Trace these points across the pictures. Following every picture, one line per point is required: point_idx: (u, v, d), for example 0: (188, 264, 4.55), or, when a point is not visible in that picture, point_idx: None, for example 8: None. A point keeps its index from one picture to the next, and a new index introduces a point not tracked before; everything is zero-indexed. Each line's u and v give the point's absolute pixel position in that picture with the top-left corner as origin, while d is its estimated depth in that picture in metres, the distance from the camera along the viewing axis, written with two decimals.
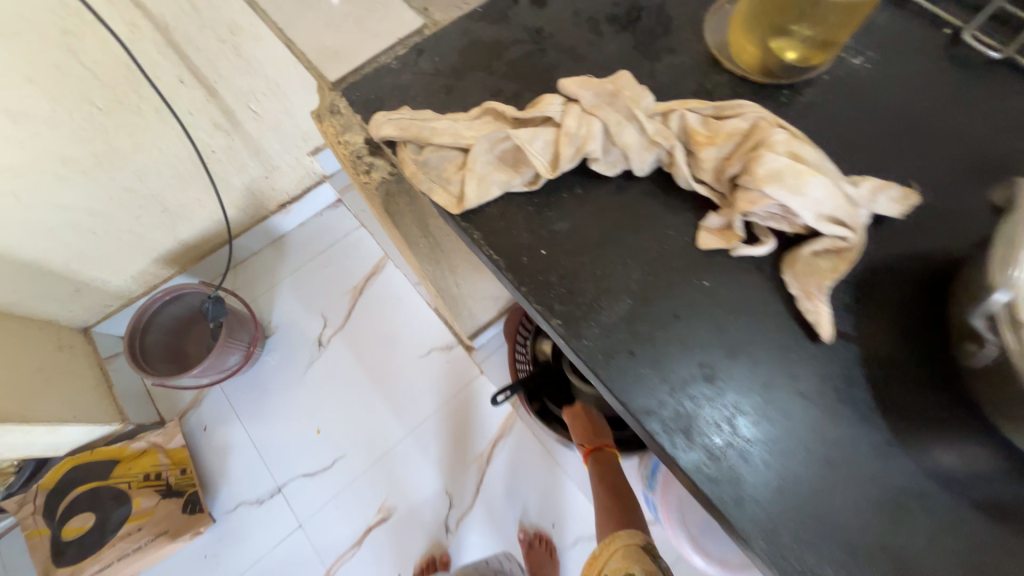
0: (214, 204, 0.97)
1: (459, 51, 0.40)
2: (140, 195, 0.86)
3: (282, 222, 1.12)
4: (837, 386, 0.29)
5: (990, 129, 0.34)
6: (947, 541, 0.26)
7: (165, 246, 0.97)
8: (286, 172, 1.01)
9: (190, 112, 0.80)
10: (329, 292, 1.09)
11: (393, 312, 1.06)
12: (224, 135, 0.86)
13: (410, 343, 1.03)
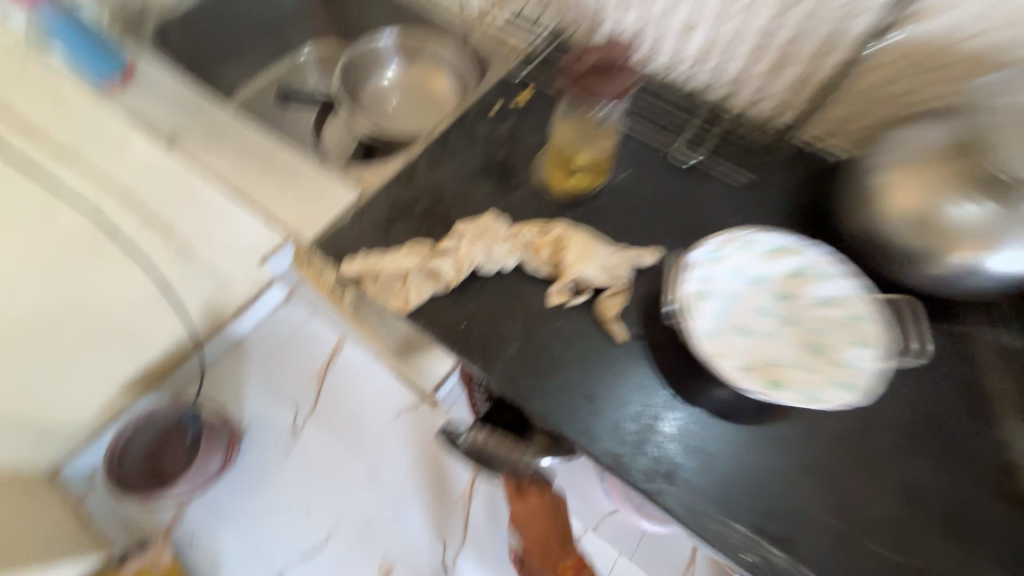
0: (173, 322, 1.03)
1: (388, 205, 0.62)
2: (106, 334, 0.99)
3: (238, 327, 1.10)
4: (637, 366, 0.52)
5: (688, 207, 0.64)
6: (701, 434, 0.49)
7: (125, 373, 1.00)
8: (240, 284, 1.06)
9: (150, 254, 1.01)
10: (291, 380, 1.08)
11: (356, 387, 1.09)
12: (181, 264, 1.02)
13: (379, 411, 1.07)
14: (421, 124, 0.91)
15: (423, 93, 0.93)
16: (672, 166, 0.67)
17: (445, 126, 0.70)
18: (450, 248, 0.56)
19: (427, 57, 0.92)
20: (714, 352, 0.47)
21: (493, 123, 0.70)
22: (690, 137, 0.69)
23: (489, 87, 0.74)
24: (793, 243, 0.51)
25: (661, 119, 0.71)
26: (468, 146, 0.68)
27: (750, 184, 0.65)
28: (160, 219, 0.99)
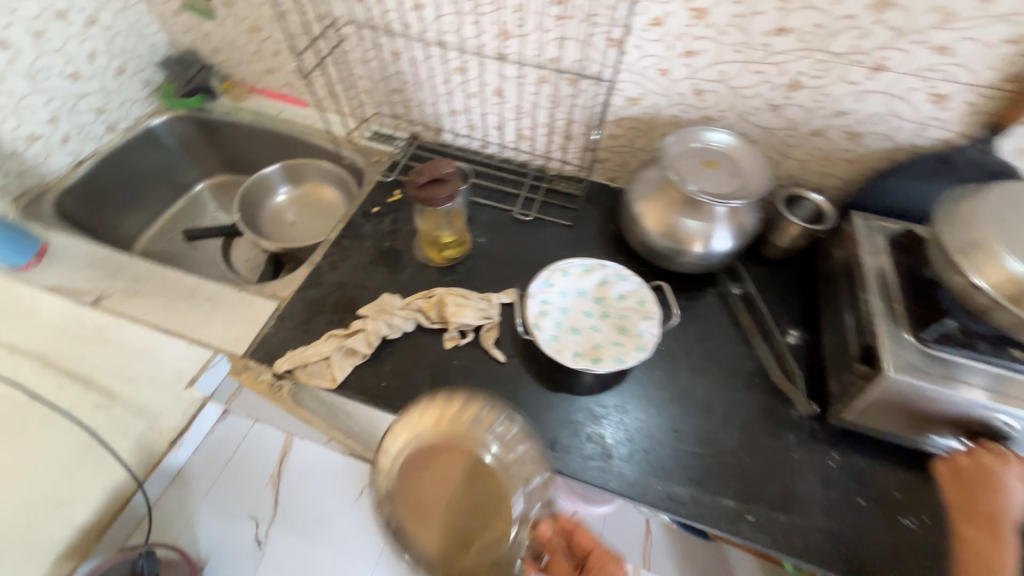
0: (100, 476, 0.96)
1: (303, 306, 0.78)
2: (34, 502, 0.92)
3: (174, 459, 1.05)
4: (519, 375, 0.71)
5: (531, 251, 0.87)
6: (575, 409, 0.69)
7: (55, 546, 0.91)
8: (167, 415, 1.04)
9: (72, 407, 0.98)
10: (240, 496, 1.06)
11: (311, 484, 1.10)
12: (103, 410, 0.99)
13: (341, 497, 1.10)
14: (322, 232, 1.05)
15: (317, 204, 1.06)
16: (518, 220, 0.92)
17: (337, 232, 0.88)
18: (359, 328, 0.72)
19: (312, 174, 1.06)
20: (555, 349, 0.68)
21: (375, 221, 0.90)
22: (527, 195, 0.95)
23: (367, 194, 0.94)
24: (595, 265, 0.76)
25: (505, 187, 0.97)
26: (360, 243, 0.86)
27: (573, 222, 0.91)
28: (84, 369, 0.98)
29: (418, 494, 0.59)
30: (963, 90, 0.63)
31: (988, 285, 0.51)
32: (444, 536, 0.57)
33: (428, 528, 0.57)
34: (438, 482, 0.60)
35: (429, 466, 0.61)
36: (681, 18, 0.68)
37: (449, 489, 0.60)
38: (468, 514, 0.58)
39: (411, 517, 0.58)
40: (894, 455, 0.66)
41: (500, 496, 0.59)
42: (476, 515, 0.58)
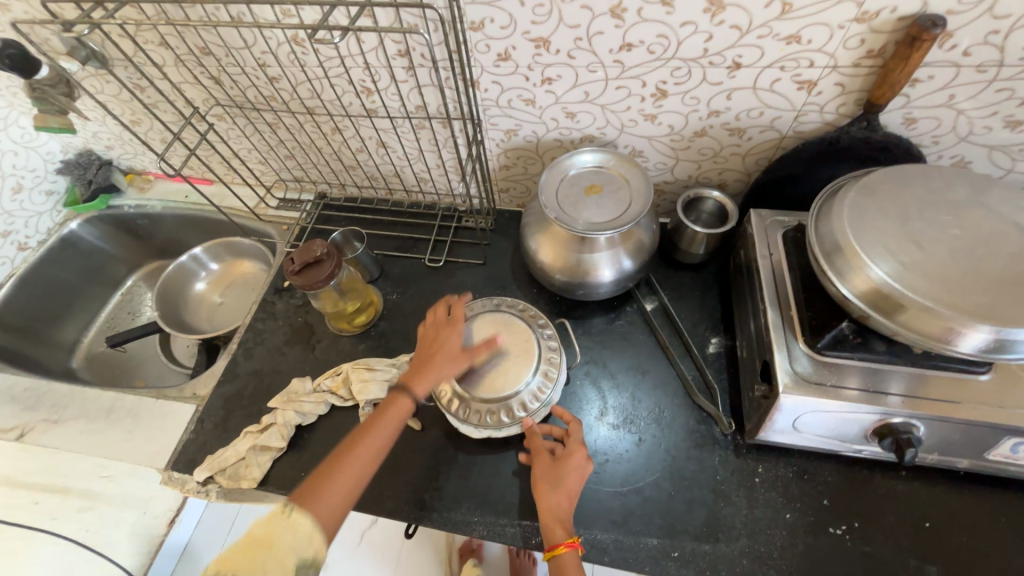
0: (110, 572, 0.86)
1: (222, 403, 0.78)
2: None
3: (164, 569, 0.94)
4: (438, 441, 0.71)
5: (443, 299, 0.86)
6: (494, 466, 0.68)
7: None
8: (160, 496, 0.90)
9: (50, 517, 0.87)
10: None
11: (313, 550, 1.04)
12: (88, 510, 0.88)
13: (341, 550, 1.06)
14: (248, 305, 1.04)
15: (239, 279, 1.06)
16: (430, 267, 0.90)
17: (251, 316, 0.87)
18: (270, 422, 0.72)
19: (225, 252, 1.05)
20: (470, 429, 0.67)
21: (287, 297, 0.89)
22: (437, 238, 0.93)
23: (277, 268, 0.93)
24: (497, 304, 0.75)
25: (415, 232, 0.95)
26: (273, 324, 0.86)
27: (485, 259, 0.89)
28: (50, 476, 0.86)
29: (500, 341, 0.70)
30: (827, 73, 0.59)
31: (856, 293, 0.49)
32: (498, 383, 0.67)
33: (478, 378, 0.67)
34: (506, 344, 0.69)
35: (497, 331, 0.71)
36: (526, 50, 0.64)
37: (516, 346, 0.69)
38: (493, 375, 0.67)
39: (507, 358, 0.68)
40: (820, 460, 0.64)
41: (499, 381, 0.67)
42: (506, 381, 0.67)
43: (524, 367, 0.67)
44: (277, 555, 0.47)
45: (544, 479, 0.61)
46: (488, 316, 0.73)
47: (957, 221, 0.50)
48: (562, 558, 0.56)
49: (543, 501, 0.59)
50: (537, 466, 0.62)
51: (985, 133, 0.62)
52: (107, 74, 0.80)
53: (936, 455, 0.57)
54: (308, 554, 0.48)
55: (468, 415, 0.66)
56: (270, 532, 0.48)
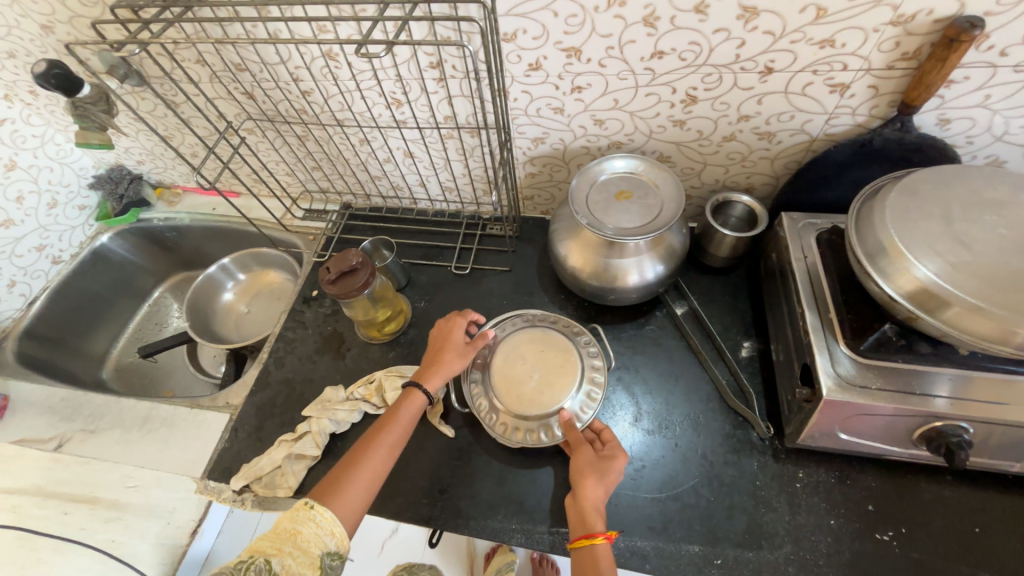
0: None
1: (255, 412, 0.79)
2: None
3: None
4: (473, 449, 0.71)
5: (471, 307, 0.86)
6: (530, 473, 0.68)
7: None
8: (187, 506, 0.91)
9: (80, 529, 0.88)
10: None
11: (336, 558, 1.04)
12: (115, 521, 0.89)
13: (363, 559, 1.05)
14: (276, 315, 1.05)
15: (265, 290, 1.08)
16: (456, 275, 0.90)
17: (281, 325, 0.88)
18: (305, 430, 0.73)
19: (252, 263, 1.06)
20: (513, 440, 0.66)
21: (316, 306, 0.90)
22: (462, 246, 0.94)
23: (304, 278, 0.94)
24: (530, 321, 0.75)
25: (440, 241, 0.95)
26: (303, 333, 0.87)
27: (511, 266, 0.90)
28: (83, 486, 0.87)
29: (540, 359, 0.70)
30: (860, 76, 0.59)
31: (901, 293, 0.49)
32: (544, 400, 0.67)
33: (523, 398, 0.67)
34: (547, 361, 0.70)
35: (535, 348, 0.71)
36: (557, 59, 0.65)
37: (558, 363, 0.70)
38: (538, 393, 0.68)
39: (551, 376, 0.69)
40: (862, 465, 0.63)
41: (544, 397, 0.67)
42: (552, 398, 0.67)
43: (568, 382, 0.68)
44: (302, 544, 0.51)
45: (587, 468, 0.60)
46: (524, 334, 0.73)
47: (1001, 220, 0.50)
48: (598, 550, 0.54)
49: (587, 488, 0.58)
50: (578, 456, 0.62)
51: (1021, 133, 0.61)
52: (143, 90, 0.82)
53: (985, 459, 0.56)
54: (328, 544, 0.53)
55: (517, 433, 0.66)
56: (295, 524, 0.53)
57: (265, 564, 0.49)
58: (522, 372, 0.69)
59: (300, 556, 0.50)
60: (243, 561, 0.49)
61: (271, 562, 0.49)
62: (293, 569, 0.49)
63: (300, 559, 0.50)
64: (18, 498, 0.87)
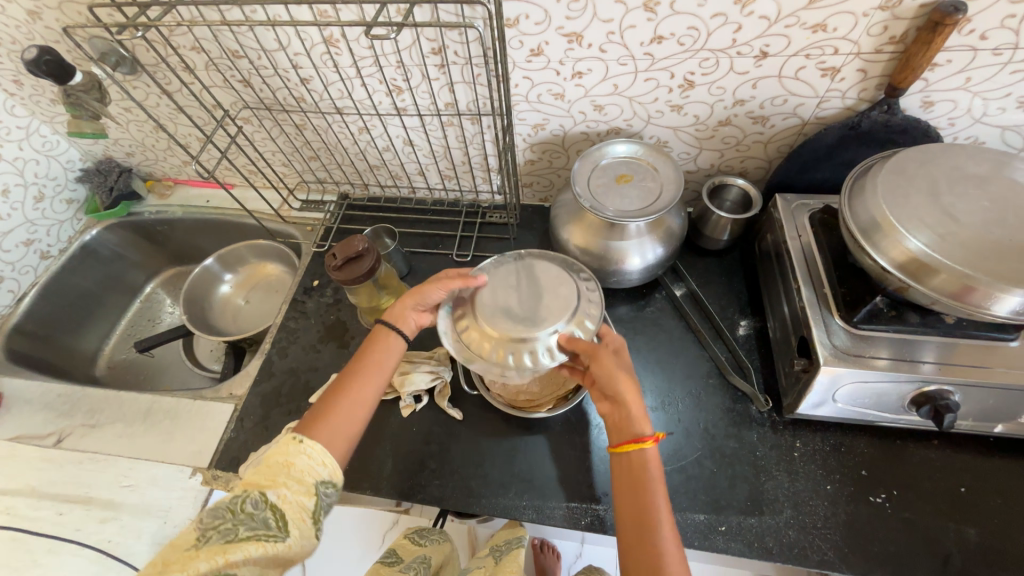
0: None
1: (260, 401, 0.79)
2: None
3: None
4: (481, 430, 0.72)
5: None
6: (538, 452, 0.70)
7: None
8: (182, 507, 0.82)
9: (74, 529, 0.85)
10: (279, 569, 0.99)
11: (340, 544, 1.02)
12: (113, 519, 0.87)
13: (366, 548, 1.02)
14: (274, 307, 1.05)
15: (262, 282, 1.07)
16: (458, 262, 0.91)
17: (282, 315, 0.88)
18: None
19: (249, 255, 1.05)
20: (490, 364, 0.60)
21: (317, 295, 0.90)
22: (463, 234, 0.95)
23: (305, 268, 0.94)
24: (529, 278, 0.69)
25: (440, 229, 0.96)
26: (305, 322, 0.87)
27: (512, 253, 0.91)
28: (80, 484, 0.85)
29: (528, 284, 0.65)
30: (850, 60, 0.62)
31: (892, 263, 0.52)
32: (538, 317, 0.61)
33: (518, 321, 0.61)
34: (535, 284, 0.65)
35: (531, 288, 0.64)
36: (559, 45, 0.66)
37: (549, 286, 0.64)
38: (537, 315, 0.61)
39: (545, 296, 0.63)
40: (854, 433, 0.66)
41: (529, 315, 0.61)
42: (551, 314, 0.61)
43: (565, 295, 0.63)
44: (297, 475, 0.49)
45: (618, 371, 0.57)
46: (512, 266, 0.67)
47: (983, 194, 0.53)
48: (652, 449, 0.53)
49: (620, 389, 0.56)
50: (604, 358, 0.58)
51: (998, 114, 0.65)
52: (137, 77, 0.81)
53: (970, 422, 0.60)
54: (323, 474, 0.51)
55: (500, 355, 0.60)
56: (288, 457, 0.50)
57: (260, 496, 0.46)
58: (506, 296, 0.63)
59: (296, 487, 0.48)
60: (236, 496, 0.46)
61: (267, 494, 0.46)
62: (289, 499, 0.47)
63: (296, 490, 0.48)
64: (9, 498, 0.85)
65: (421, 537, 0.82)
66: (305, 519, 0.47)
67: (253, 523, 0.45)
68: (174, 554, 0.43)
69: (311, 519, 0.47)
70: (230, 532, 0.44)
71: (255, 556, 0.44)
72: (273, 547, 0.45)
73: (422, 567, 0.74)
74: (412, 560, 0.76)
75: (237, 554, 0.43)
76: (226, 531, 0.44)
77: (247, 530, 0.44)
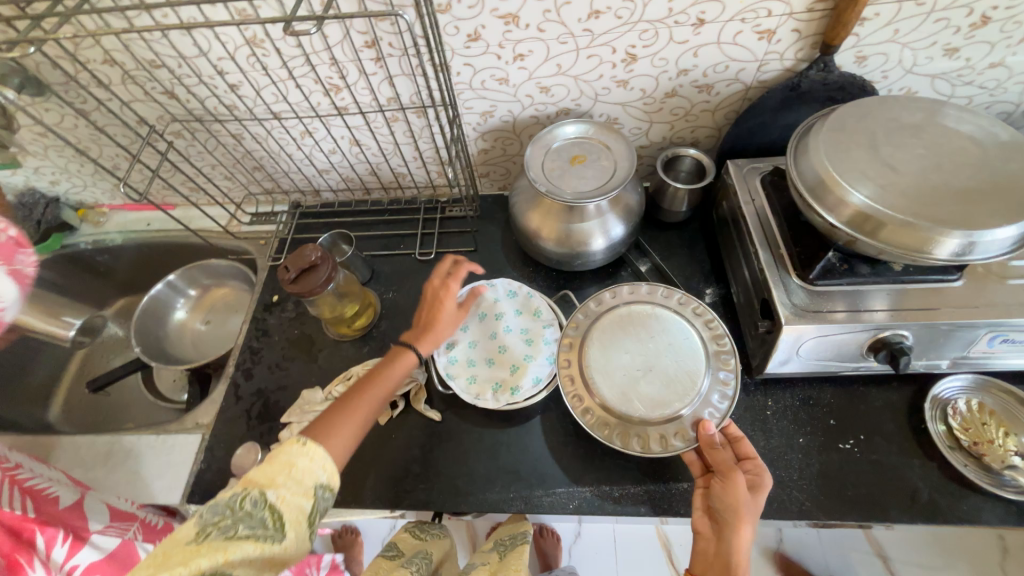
0: None
1: (229, 428, 0.75)
2: None
3: None
4: (463, 429, 0.71)
5: None
6: (522, 443, 0.69)
7: None
8: None
9: None
10: None
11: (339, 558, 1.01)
12: None
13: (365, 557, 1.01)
14: (236, 328, 1.00)
15: (220, 303, 1.02)
16: (421, 262, 0.89)
17: (244, 336, 0.84)
18: (287, 437, 0.71)
19: (201, 276, 1.00)
20: (470, 388, 0.70)
21: (278, 311, 0.86)
22: (424, 231, 0.92)
23: (262, 284, 0.90)
24: (520, 291, 0.77)
25: (400, 229, 0.93)
26: (269, 340, 0.83)
27: (476, 245, 0.89)
28: None
29: (640, 350, 0.64)
30: (785, 21, 0.62)
31: (840, 221, 0.53)
32: (665, 395, 0.61)
33: (631, 397, 0.61)
34: (650, 350, 0.64)
35: (650, 354, 0.64)
36: (496, 28, 0.64)
37: (668, 349, 0.64)
38: (650, 392, 0.61)
39: (661, 367, 0.63)
40: (822, 385, 0.69)
41: (651, 394, 0.61)
42: (668, 396, 0.61)
43: (689, 373, 0.62)
44: (297, 476, 0.46)
45: (747, 510, 0.53)
46: (626, 329, 0.66)
47: (920, 142, 0.55)
48: None
49: (742, 531, 0.52)
50: (734, 491, 0.54)
51: (928, 64, 0.67)
52: (46, 98, 0.75)
53: (925, 362, 0.62)
54: (322, 477, 0.47)
55: (620, 432, 0.60)
56: (290, 456, 0.47)
57: (259, 495, 0.43)
58: (625, 368, 0.63)
59: (294, 488, 0.45)
60: (235, 493, 0.43)
61: (266, 494, 0.43)
62: (288, 500, 0.44)
63: (295, 490, 0.45)
64: None
65: (421, 532, 0.81)
66: (302, 523, 0.44)
67: (251, 521, 0.42)
68: (175, 546, 0.40)
69: (307, 522, 0.44)
70: (230, 528, 0.41)
71: (251, 558, 0.41)
72: (268, 549, 0.41)
73: (424, 562, 0.72)
74: (414, 555, 0.74)
75: (236, 553, 0.40)
76: (226, 528, 0.41)
77: (246, 528, 0.42)
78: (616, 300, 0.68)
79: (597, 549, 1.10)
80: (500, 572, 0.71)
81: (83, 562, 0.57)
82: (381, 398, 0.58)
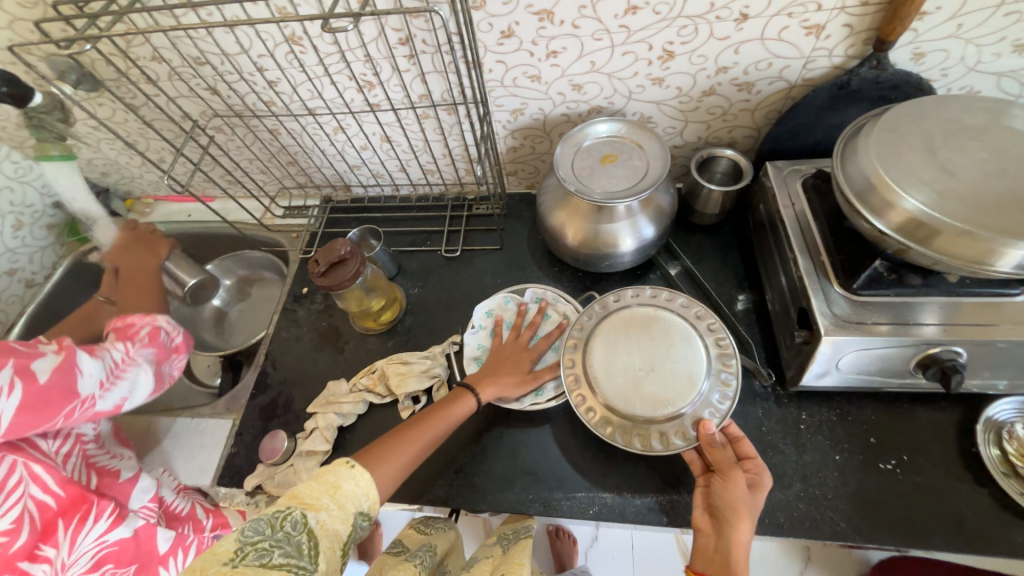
0: None
1: (258, 415, 0.78)
2: None
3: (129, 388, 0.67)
4: (484, 427, 0.71)
5: (466, 288, 0.86)
6: (542, 444, 0.69)
7: None
8: None
9: None
10: None
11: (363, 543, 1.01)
12: None
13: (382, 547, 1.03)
14: (267, 318, 1.04)
15: (253, 293, 1.06)
16: (447, 258, 0.89)
17: (274, 326, 0.87)
18: (312, 427, 0.72)
19: (237, 267, 1.04)
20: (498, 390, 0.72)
21: (307, 303, 0.88)
22: (450, 228, 0.92)
23: (292, 276, 0.93)
24: (546, 296, 0.79)
25: (427, 225, 0.94)
26: (298, 330, 0.85)
27: (501, 243, 0.89)
28: None
29: (643, 349, 0.63)
30: (835, 15, 0.59)
31: (889, 227, 0.50)
32: (665, 395, 0.59)
33: (633, 395, 0.60)
34: (654, 348, 0.63)
35: (652, 352, 0.62)
36: (529, 24, 0.63)
37: (673, 346, 0.62)
38: (653, 391, 0.60)
39: (665, 367, 0.61)
40: (862, 401, 0.65)
41: (653, 393, 0.60)
42: (669, 394, 0.59)
43: (689, 373, 0.60)
44: (340, 499, 0.48)
45: (747, 507, 0.52)
46: (628, 325, 0.65)
47: (982, 145, 0.51)
48: None
49: (740, 527, 0.51)
50: (733, 488, 0.53)
51: (994, 60, 0.62)
52: (100, 94, 0.80)
53: (979, 382, 0.58)
54: (363, 504, 0.50)
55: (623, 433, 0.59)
56: (337, 478, 0.50)
57: (300, 517, 0.45)
58: (625, 367, 0.62)
59: (336, 512, 0.47)
60: (277, 511, 0.45)
61: (307, 517, 0.45)
62: (327, 525, 0.46)
63: (335, 515, 0.47)
64: None
65: (426, 527, 0.81)
66: (337, 549, 0.46)
67: (287, 548, 0.43)
68: (208, 564, 0.40)
69: (341, 550, 0.46)
70: (264, 555, 0.42)
71: None
72: None
73: (428, 555, 0.71)
74: (418, 548, 0.73)
75: None
76: (261, 553, 0.42)
77: (280, 556, 0.42)
78: (641, 302, 0.66)
79: (614, 555, 1.08)
80: (503, 565, 0.70)
81: (112, 540, 0.61)
82: (434, 438, 0.62)
